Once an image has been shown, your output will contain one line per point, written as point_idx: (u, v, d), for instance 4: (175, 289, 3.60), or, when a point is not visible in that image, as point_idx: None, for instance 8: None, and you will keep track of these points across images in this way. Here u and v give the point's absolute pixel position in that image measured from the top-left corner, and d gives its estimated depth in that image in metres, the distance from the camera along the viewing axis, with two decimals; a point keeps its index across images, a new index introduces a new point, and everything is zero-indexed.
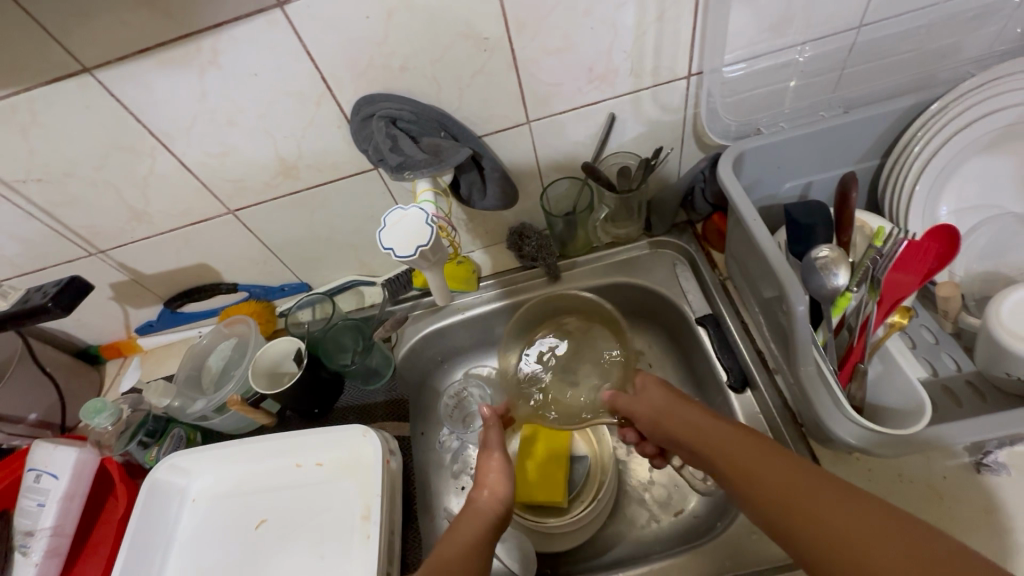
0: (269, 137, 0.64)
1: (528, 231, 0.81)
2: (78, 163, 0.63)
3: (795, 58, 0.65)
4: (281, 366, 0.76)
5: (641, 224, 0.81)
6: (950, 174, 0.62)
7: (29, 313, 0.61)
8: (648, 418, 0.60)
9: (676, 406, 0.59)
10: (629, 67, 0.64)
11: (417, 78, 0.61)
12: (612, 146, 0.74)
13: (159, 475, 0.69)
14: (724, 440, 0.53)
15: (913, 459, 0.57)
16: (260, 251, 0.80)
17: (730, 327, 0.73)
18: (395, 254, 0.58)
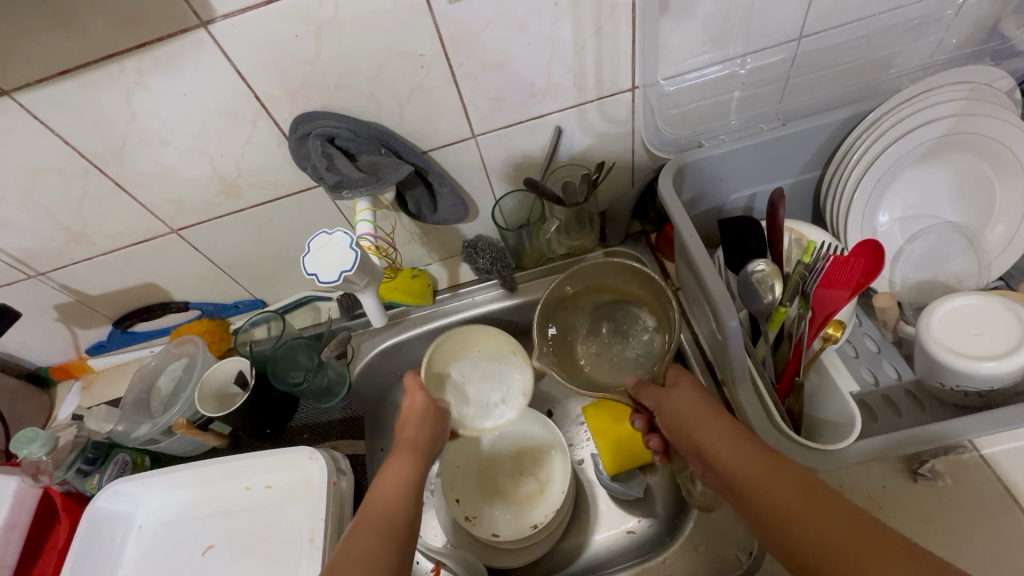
0: (206, 155, 0.63)
1: (482, 244, 0.80)
2: (6, 186, 0.61)
3: (737, 70, 0.65)
4: (229, 387, 0.76)
5: (595, 235, 0.81)
6: (888, 184, 0.63)
7: None
8: (672, 418, 0.55)
9: (706, 412, 0.53)
10: (570, 81, 0.64)
11: (354, 95, 0.60)
12: (562, 158, 0.74)
13: (103, 503, 0.67)
14: (752, 456, 0.48)
15: (855, 469, 0.57)
16: (209, 269, 0.78)
17: (682, 340, 0.73)
18: (318, 279, 0.56)
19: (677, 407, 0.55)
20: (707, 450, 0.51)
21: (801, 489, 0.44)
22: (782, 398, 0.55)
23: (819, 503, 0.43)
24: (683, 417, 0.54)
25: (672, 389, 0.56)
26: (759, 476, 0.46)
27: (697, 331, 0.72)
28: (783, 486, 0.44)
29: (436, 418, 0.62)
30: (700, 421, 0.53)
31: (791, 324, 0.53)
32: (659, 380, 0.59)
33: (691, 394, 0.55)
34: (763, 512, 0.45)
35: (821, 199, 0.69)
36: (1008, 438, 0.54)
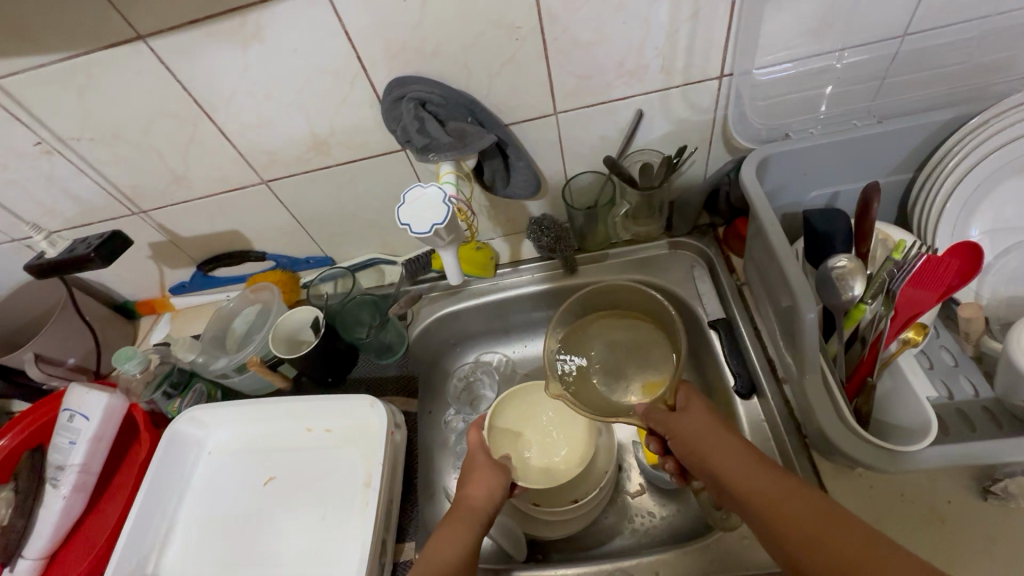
0: (304, 112, 0.66)
1: (547, 222, 0.81)
2: (125, 126, 0.67)
3: (833, 64, 0.63)
4: (298, 334, 0.80)
5: (662, 223, 0.81)
6: (985, 194, 0.60)
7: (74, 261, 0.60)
8: (685, 443, 0.54)
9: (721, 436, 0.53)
10: (659, 64, 0.64)
11: (449, 63, 0.62)
12: (638, 142, 0.74)
13: (181, 425, 0.73)
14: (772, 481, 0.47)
15: (918, 480, 0.56)
16: (289, 222, 0.83)
17: (743, 333, 0.71)
18: (412, 229, 0.59)
19: (690, 431, 0.54)
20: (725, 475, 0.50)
21: (819, 513, 0.43)
22: (850, 397, 0.54)
23: (835, 525, 0.42)
24: (697, 441, 0.53)
25: (682, 413, 0.56)
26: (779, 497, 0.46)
27: (757, 325, 0.71)
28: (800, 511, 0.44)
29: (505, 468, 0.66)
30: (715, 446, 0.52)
31: (868, 324, 0.52)
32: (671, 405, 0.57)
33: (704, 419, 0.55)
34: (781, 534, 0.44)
35: (909, 204, 0.66)
36: None
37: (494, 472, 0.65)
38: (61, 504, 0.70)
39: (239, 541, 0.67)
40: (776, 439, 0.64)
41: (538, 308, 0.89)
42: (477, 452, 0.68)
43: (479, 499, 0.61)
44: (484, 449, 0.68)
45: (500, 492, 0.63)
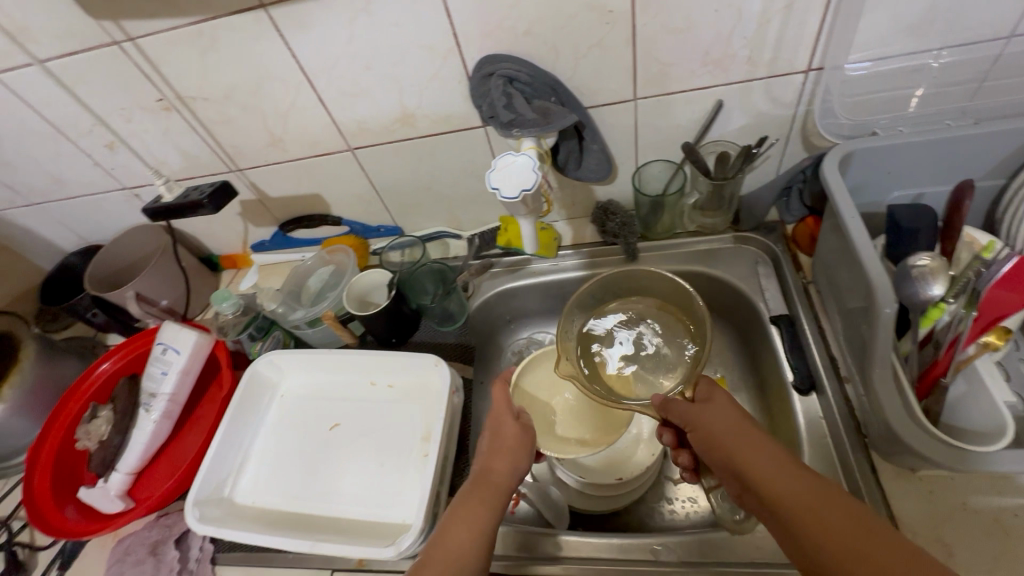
0: (397, 84, 0.71)
1: (613, 208, 0.84)
2: (237, 89, 0.73)
3: (928, 63, 0.62)
4: (369, 296, 0.85)
5: (729, 216, 0.81)
6: None
7: (189, 206, 0.70)
8: (710, 437, 0.52)
9: (748, 431, 0.50)
10: (744, 55, 0.65)
11: (539, 43, 0.65)
12: (713, 134, 0.75)
13: (261, 367, 0.79)
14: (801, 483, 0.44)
15: (982, 490, 0.55)
16: (368, 190, 0.88)
17: (806, 330, 0.71)
18: (501, 193, 0.62)
19: (716, 423, 0.52)
20: (751, 472, 0.47)
21: (857, 526, 0.40)
22: (920, 397, 0.54)
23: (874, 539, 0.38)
24: (722, 436, 0.51)
25: (707, 405, 0.53)
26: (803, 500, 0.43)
27: (823, 325, 0.70)
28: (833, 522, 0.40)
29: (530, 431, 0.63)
30: (741, 440, 0.49)
31: (945, 326, 0.52)
32: (689, 395, 0.56)
33: (730, 412, 0.52)
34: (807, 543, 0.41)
35: (996, 213, 0.64)
36: None
37: (518, 437, 0.62)
38: (151, 427, 0.78)
39: (305, 477, 0.72)
40: (832, 437, 0.63)
41: None
42: (501, 415, 0.64)
43: (501, 474, 0.58)
44: (512, 413, 0.65)
45: (523, 465, 0.60)
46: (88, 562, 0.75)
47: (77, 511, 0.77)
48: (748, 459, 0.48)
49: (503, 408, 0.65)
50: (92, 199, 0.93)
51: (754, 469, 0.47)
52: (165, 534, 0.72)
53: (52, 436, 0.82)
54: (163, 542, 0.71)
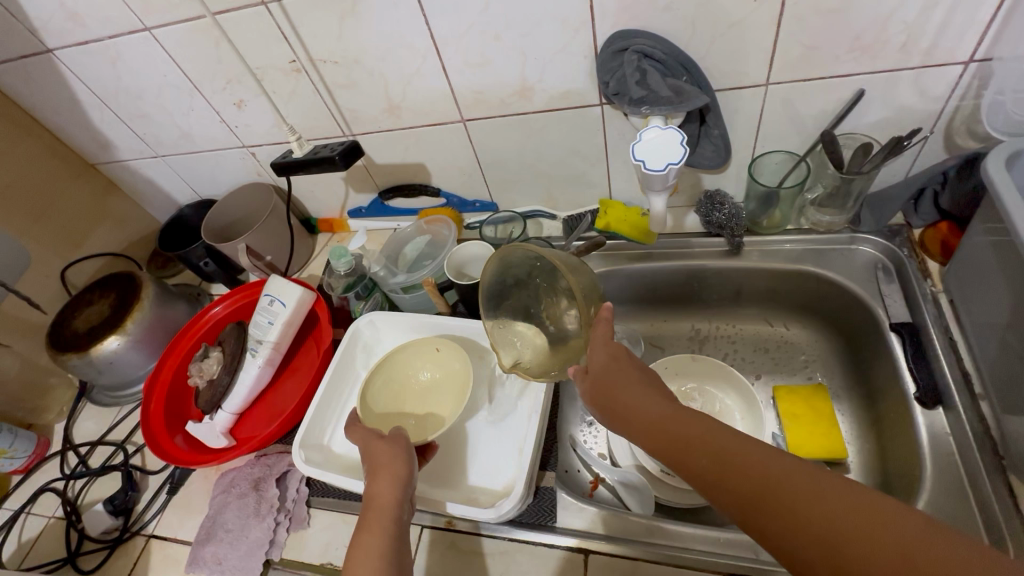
0: (522, 56, 0.71)
1: (721, 199, 0.81)
2: (365, 54, 0.75)
3: None
4: (463, 270, 0.86)
5: (849, 216, 0.78)
6: None
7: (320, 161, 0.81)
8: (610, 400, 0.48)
9: (635, 384, 0.47)
10: (901, 41, 0.60)
11: (676, 20, 0.63)
12: (845, 126, 0.71)
13: (363, 326, 0.83)
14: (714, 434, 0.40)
15: None
16: (471, 163, 0.89)
17: (934, 340, 0.66)
18: (646, 166, 0.63)
19: (608, 383, 0.48)
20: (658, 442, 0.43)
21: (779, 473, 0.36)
22: None
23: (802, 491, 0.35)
24: (615, 396, 0.47)
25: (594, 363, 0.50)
26: (781, 471, 0.36)
27: (955, 337, 0.65)
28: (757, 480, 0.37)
29: (409, 452, 0.61)
30: (631, 394, 0.46)
31: None
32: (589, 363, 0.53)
33: (614, 363, 0.49)
34: (794, 529, 0.34)
35: None
36: None
37: (393, 457, 0.60)
38: (255, 372, 0.82)
39: None
40: (962, 455, 0.59)
41: (687, 284, 0.88)
42: (371, 440, 0.63)
43: (384, 497, 0.56)
44: (373, 436, 0.63)
45: (408, 477, 0.58)
46: (195, 490, 0.80)
47: (185, 442, 0.83)
48: (649, 419, 0.44)
49: (367, 436, 0.64)
50: (212, 155, 0.99)
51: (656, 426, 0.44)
52: (267, 472, 0.76)
53: (165, 369, 0.89)
54: (264, 479, 0.75)
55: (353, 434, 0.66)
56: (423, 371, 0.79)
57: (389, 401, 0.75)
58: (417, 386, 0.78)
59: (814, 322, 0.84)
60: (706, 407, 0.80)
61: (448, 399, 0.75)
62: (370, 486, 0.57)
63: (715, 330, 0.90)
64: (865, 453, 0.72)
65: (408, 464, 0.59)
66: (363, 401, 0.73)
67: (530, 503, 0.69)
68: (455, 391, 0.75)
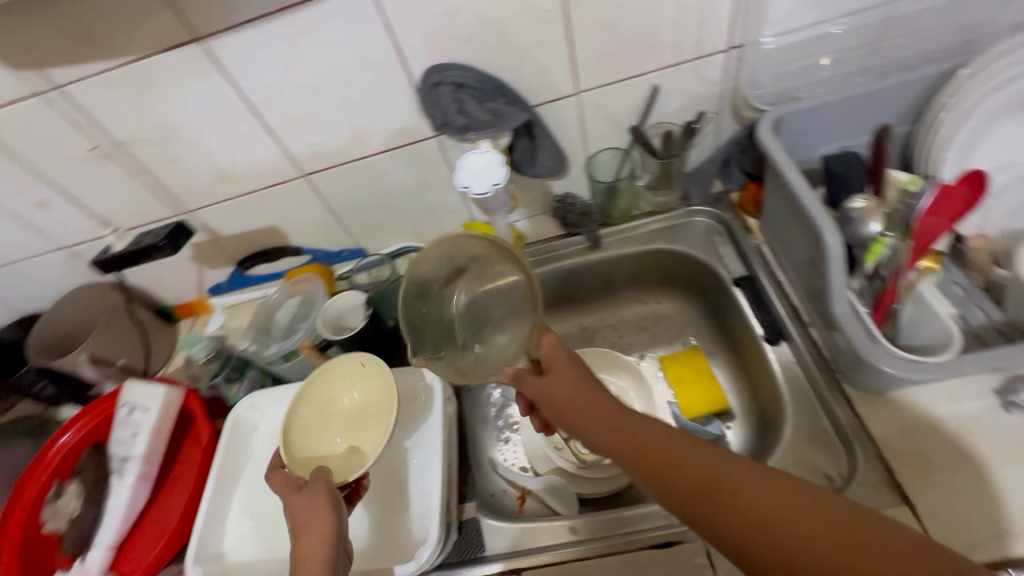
0: (345, 104, 0.71)
1: (572, 200, 0.87)
2: (177, 127, 0.71)
3: (830, 31, 0.69)
4: (343, 320, 0.84)
5: (679, 193, 0.87)
6: (977, 136, 0.65)
7: (145, 251, 0.79)
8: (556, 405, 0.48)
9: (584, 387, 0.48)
10: (673, 39, 0.69)
11: (480, 48, 0.67)
12: (653, 117, 0.79)
13: (243, 411, 0.78)
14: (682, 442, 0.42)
15: (942, 396, 0.59)
16: (326, 215, 0.87)
17: (765, 286, 0.76)
18: (473, 190, 0.67)
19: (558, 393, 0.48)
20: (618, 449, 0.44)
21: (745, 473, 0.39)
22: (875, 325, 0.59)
23: (767, 491, 0.38)
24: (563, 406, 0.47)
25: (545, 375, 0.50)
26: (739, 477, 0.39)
27: (781, 278, 0.75)
28: (721, 482, 0.39)
29: (335, 501, 0.55)
30: (578, 399, 0.47)
31: (888, 259, 0.57)
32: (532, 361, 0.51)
33: (572, 377, 0.48)
34: (754, 528, 0.37)
35: (908, 155, 0.71)
36: None
37: (317, 510, 0.54)
38: (128, 493, 0.73)
39: None
40: (807, 378, 0.68)
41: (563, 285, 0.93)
42: (290, 497, 0.56)
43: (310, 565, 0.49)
44: (293, 490, 0.57)
45: (337, 531, 0.52)
46: None
47: None
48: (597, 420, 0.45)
49: (286, 490, 0.57)
50: (26, 264, 0.87)
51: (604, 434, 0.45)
52: None
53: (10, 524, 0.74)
54: None
55: (270, 483, 0.60)
56: (350, 393, 0.73)
57: (312, 442, 0.69)
58: (344, 410, 0.72)
59: (678, 292, 0.92)
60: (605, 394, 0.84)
61: (375, 427, 0.68)
62: (295, 550, 0.51)
63: (598, 322, 0.96)
64: (742, 397, 0.81)
65: (335, 515, 0.54)
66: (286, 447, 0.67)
67: (455, 541, 0.68)
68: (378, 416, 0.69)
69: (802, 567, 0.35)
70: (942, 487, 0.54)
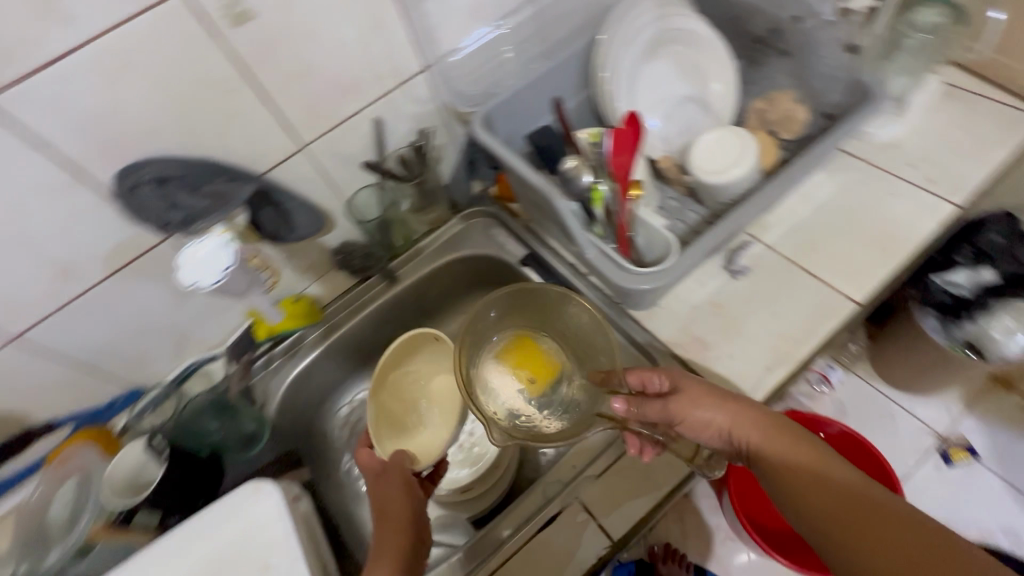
0: (26, 243, 0.59)
1: (350, 248, 0.86)
2: None
3: (499, 32, 0.79)
4: (141, 476, 0.73)
5: (445, 205, 0.92)
6: (634, 82, 0.78)
7: None
8: (689, 420, 0.57)
9: (703, 397, 0.57)
10: (370, 73, 0.72)
11: (169, 136, 0.61)
12: (390, 146, 0.82)
13: None
14: (797, 444, 0.54)
15: (693, 288, 0.72)
16: (69, 372, 0.72)
17: (546, 257, 0.84)
18: (202, 286, 0.65)
19: (692, 393, 0.57)
20: (756, 446, 0.55)
21: (841, 491, 0.50)
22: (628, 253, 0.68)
23: (853, 500, 0.49)
24: (691, 406, 0.57)
25: (676, 394, 0.58)
26: (846, 485, 0.50)
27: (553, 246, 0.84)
28: (807, 475, 0.52)
29: (410, 482, 0.59)
30: (693, 405, 0.57)
31: (609, 199, 0.67)
32: (662, 390, 0.59)
33: (696, 390, 0.58)
34: (830, 536, 0.48)
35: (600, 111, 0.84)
36: (771, 227, 0.75)
37: (399, 491, 0.58)
38: None
39: None
40: None
41: (379, 329, 0.93)
42: (376, 481, 0.60)
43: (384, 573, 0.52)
44: (393, 463, 0.61)
45: (420, 506, 0.58)
46: None
47: None
48: (731, 415, 0.56)
49: (376, 463, 0.61)
50: None
51: (750, 437, 0.55)
52: None
53: None
54: None
55: (359, 459, 0.62)
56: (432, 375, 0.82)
57: (383, 422, 0.78)
58: (425, 395, 0.82)
59: (486, 291, 0.97)
60: None
61: (449, 415, 0.78)
62: (376, 496, 0.58)
63: None
64: None
65: (412, 496, 0.58)
66: (374, 431, 0.76)
67: None
68: (451, 398, 0.80)
69: (833, 544, 0.48)
70: (720, 357, 0.67)
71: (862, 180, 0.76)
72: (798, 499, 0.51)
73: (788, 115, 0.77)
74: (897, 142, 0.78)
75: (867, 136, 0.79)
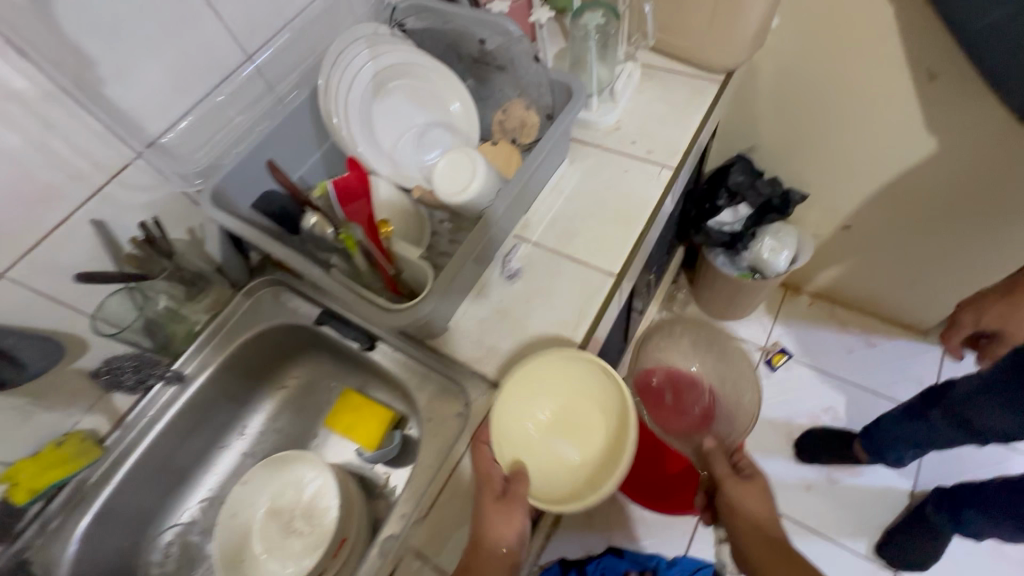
0: None
1: (116, 363, 0.76)
2: None
3: (216, 101, 0.76)
4: None
5: (223, 284, 0.85)
6: (371, 121, 0.80)
7: None
8: (742, 520, 0.73)
9: (751, 490, 0.74)
10: (65, 175, 0.65)
11: None
12: (126, 242, 0.74)
13: None
14: (760, 498, 0.74)
15: (478, 301, 0.75)
16: None
17: (339, 309, 0.82)
18: None
19: (756, 509, 0.73)
20: (733, 500, 0.74)
21: (782, 549, 0.69)
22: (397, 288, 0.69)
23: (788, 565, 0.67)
24: (752, 522, 0.72)
25: (747, 482, 0.75)
26: (771, 525, 0.72)
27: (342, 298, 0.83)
28: (772, 549, 0.69)
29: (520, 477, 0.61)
30: (749, 497, 0.73)
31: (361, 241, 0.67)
32: (738, 470, 0.77)
33: (757, 498, 0.73)
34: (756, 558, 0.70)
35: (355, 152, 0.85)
36: (535, 225, 0.81)
37: (512, 520, 0.57)
38: None
39: None
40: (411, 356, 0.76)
41: (185, 436, 0.84)
42: (485, 495, 0.59)
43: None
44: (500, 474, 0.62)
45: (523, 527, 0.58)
46: None
47: None
48: (757, 513, 0.72)
49: (489, 468, 0.61)
50: None
51: (742, 511, 0.73)
52: None
53: None
54: None
55: (477, 454, 0.62)
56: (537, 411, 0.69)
57: (518, 444, 0.67)
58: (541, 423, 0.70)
59: (299, 359, 0.92)
60: (287, 497, 0.79)
61: (573, 446, 0.68)
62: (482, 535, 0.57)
63: (251, 439, 0.90)
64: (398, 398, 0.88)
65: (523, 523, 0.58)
66: (501, 433, 0.65)
67: None
68: (590, 429, 0.68)
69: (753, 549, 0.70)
70: (513, 361, 0.71)
71: (599, 164, 0.85)
72: (754, 548, 0.70)
73: (522, 122, 0.83)
74: (618, 125, 0.89)
75: (593, 125, 0.88)
